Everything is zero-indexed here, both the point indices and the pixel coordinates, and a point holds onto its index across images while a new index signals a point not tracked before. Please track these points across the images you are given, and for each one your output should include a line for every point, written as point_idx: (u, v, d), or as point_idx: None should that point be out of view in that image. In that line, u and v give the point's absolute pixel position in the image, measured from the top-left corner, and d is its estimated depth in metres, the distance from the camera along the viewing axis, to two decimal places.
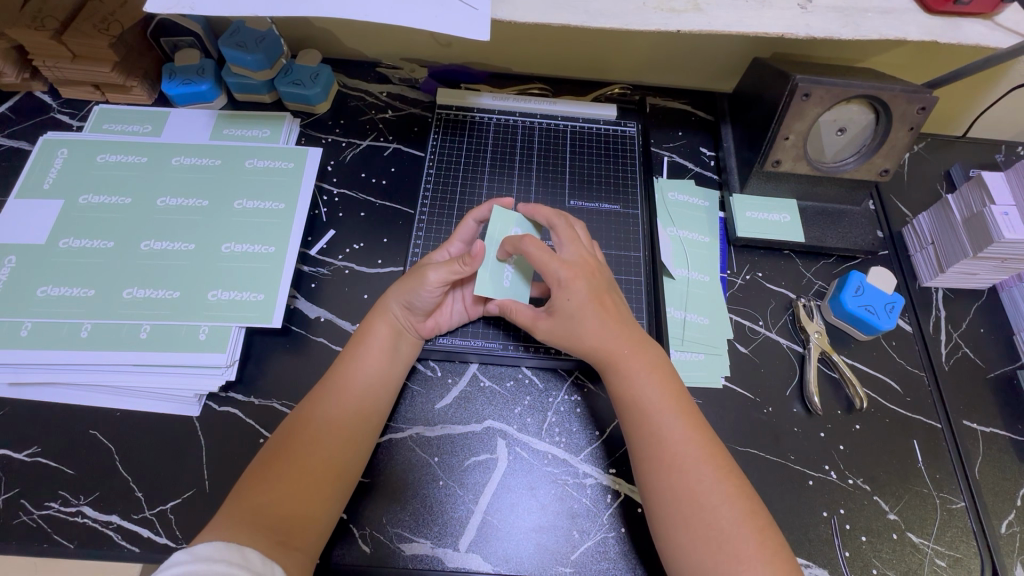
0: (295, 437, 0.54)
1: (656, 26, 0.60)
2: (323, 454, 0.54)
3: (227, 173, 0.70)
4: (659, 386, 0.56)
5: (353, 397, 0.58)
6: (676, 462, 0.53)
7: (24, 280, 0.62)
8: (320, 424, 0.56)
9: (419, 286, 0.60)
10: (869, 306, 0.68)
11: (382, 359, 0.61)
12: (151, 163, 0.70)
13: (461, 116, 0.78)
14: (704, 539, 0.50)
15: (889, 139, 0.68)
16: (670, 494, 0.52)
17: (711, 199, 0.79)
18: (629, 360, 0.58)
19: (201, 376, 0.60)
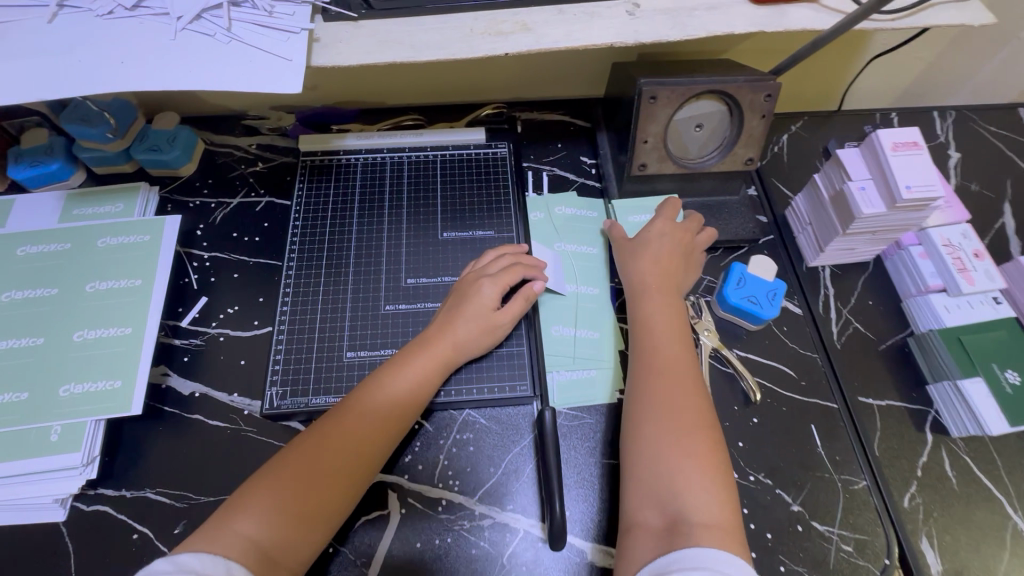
0: (320, 446, 0.52)
1: (484, 51, 0.59)
2: (340, 475, 0.52)
3: (78, 257, 0.67)
4: (670, 320, 0.62)
5: (382, 424, 0.55)
6: (675, 393, 0.56)
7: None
8: (352, 443, 0.53)
9: (480, 302, 0.62)
10: (752, 297, 0.69)
11: (415, 387, 0.58)
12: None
13: (326, 160, 0.76)
14: (661, 437, 0.53)
15: (745, 130, 0.68)
16: (644, 393, 0.57)
17: (598, 208, 0.77)
18: (654, 298, 0.64)
19: (58, 478, 0.57)
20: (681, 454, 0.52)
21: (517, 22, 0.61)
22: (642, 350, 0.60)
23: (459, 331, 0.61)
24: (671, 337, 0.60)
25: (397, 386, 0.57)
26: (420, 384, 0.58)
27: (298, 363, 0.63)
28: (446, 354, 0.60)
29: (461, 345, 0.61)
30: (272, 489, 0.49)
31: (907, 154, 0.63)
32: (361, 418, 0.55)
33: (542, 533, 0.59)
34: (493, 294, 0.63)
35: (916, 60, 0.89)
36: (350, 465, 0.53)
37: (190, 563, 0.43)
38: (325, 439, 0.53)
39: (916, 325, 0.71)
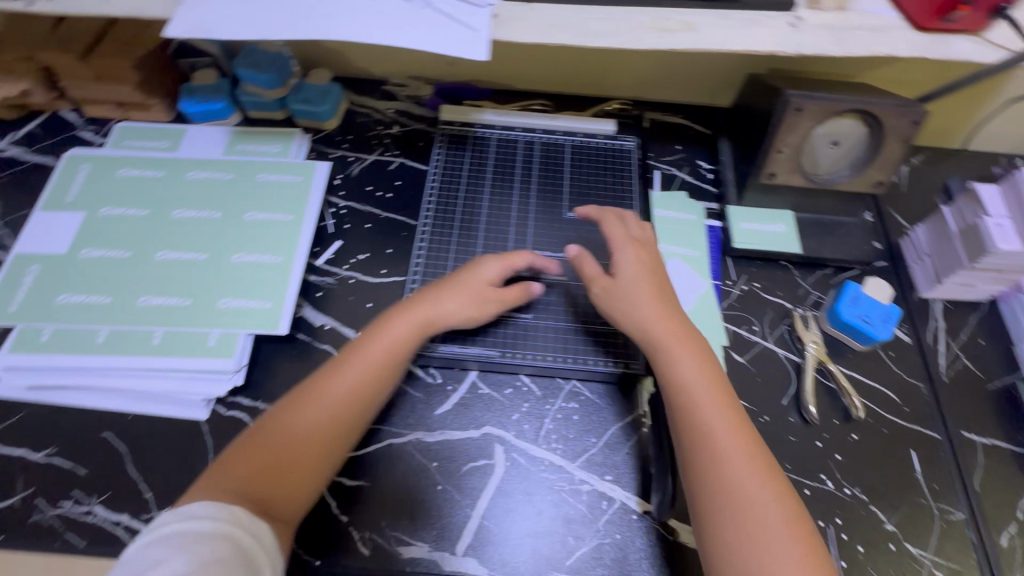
0: (297, 432, 0.55)
1: (650, 44, 0.62)
2: (280, 465, 0.54)
3: (239, 188, 0.74)
4: (701, 373, 0.58)
5: (304, 406, 0.56)
6: (712, 437, 0.54)
7: (46, 289, 0.66)
8: (293, 433, 0.55)
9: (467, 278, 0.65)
10: (865, 316, 0.69)
11: (380, 357, 0.60)
12: (167, 177, 0.74)
13: (464, 131, 0.81)
14: (727, 500, 0.51)
15: (882, 152, 0.69)
16: (707, 481, 0.53)
17: (699, 212, 0.80)
18: (681, 351, 0.59)
19: (212, 380, 0.63)
20: (774, 534, 0.50)
21: (683, 20, 0.63)
22: (687, 417, 0.56)
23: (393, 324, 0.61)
24: (713, 402, 0.56)
25: (326, 371, 0.58)
26: (370, 371, 0.59)
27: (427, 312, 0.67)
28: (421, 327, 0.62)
29: (433, 322, 0.62)
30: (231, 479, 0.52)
31: None
32: (285, 408, 0.57)
33: (637, 507, 0.61)
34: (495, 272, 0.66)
35: None
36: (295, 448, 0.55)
37: (190, 511, 0.49)
38: (296, 427, 0.55)
39: None
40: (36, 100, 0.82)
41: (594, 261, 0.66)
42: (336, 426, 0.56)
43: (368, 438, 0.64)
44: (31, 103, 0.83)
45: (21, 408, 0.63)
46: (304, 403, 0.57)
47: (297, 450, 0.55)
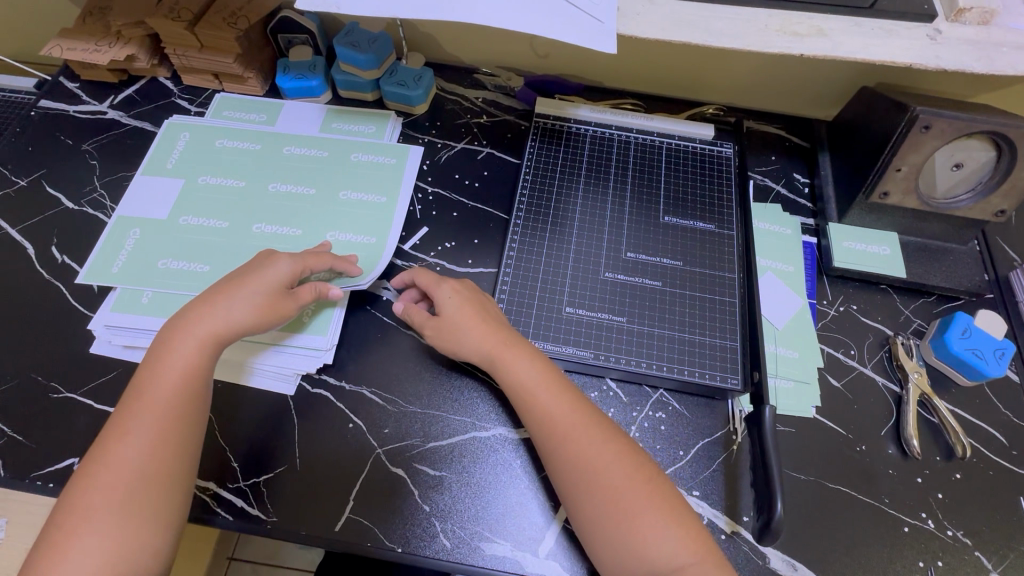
0: (125, 426, 0.52)
1: (778, 49, 0.60)
2: (164, 472, 0.51)
3: (332, 166, 0.74)
4: (540, 375, 0.58)
5: (120, 423, 0.52)
6: (570, 445, 0.55)
7: (148, 254, 0.67)
8: (125, 456, 0.51)
9: (261, 275, 0.59)
10: (977, 350, 0.65)
11: (181, 373, 0.55)
12: (263, 150, 0.75)
13: (558, 126, 0.79)
14: (611, 512, 0.52)
15: (1010, 178, 0.65)
16: (579, 492, 0.53)
17: (795, 226, 0.77)
18: (502, 352, 0.59)
19: (303, 354, 0.64)
20: (643, 510, 0.52)
21: (814, 26, 0.61)
22: (531, 422, 0.57)
23: (227, 313, 0.57)
24: (538, 391, 0.57)
25: (152, 379, 0.54)
26: (185, 372, 0.55)
27: (522, 309, 0.66)
28: (215, 334, 0.57)
29: (221, 329, 0.57)
30: (83, 486, 0.50)
31: None
32: (141, 400, 0.53)
33: (726, 527, 0.58)
34: (290, 271, 0.60)
35: None
36: (154, 455, 0.51)
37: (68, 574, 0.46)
38: (129, 420, 0.52)
39: None
40: (138, 66, 0.84)
41: (421, 310, 0.64)
42: (167, 438, 0.52)
43: (450, 428, 0.63)
44: (134, 69, 0.84)
45: (115, 367, 0.63)
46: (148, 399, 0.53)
47: (124, 449, 0.51)
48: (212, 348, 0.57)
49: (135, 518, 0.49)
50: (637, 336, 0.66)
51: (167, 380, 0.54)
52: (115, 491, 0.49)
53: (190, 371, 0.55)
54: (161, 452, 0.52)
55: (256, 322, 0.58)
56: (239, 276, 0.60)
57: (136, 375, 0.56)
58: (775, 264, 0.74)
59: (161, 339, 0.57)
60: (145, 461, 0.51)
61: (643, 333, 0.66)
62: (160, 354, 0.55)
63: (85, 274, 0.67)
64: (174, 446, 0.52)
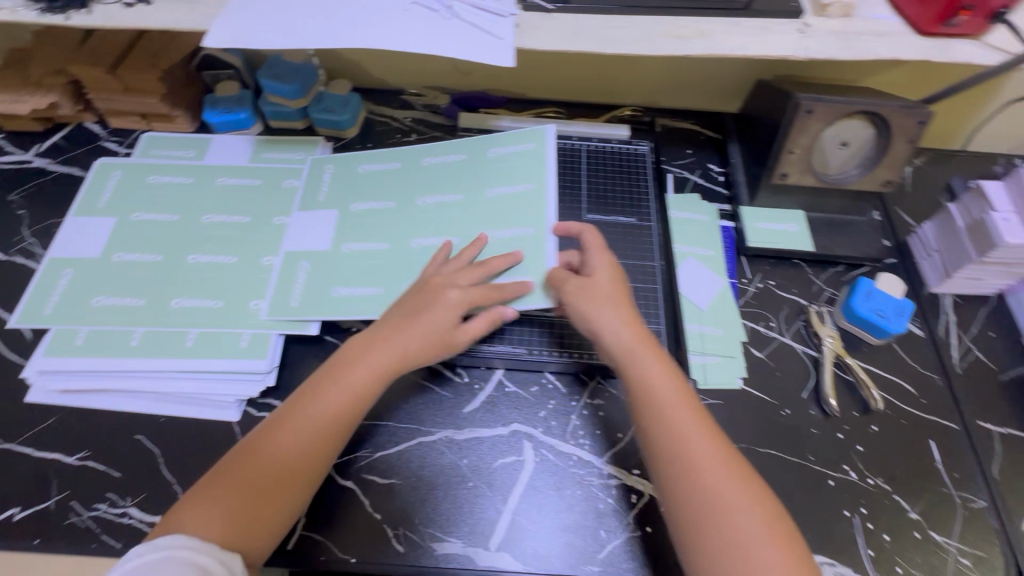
0: (276, 426, 0.56)
1: (665, 51, 0.65)
2: (293, 472, 0.54)
3: (474, 170, 0.74)
4: (662, 380, 0.57)
5: (269, 426, 0.56)
6: (694, 462, 0.52)
7: (104, 306, 0.66)
8: (265, 456, 0.54)
9: (432, 308, 0.60)
10: (880, 310, 0.71)
11: (360, 390, 0.58)
12: (406, 167, 0.76)
13: (482, 138, 0.84)
14: (708, 520, 0.50)
15: (889, 152, 0.72)
16: (698, 508, 0.51)
17: (712, 213, 0.82)
18: (636, 354, 0.59)
19: (243, 380, 0.63)
20: (755, 514, 0.50)
21: (697, 28, 0.66)
22: (663, 435, 0.55)
23: (429, 329, 0.60)
24: (671, 400, 0.56)
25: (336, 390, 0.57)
26: (362, 390, 0.58)
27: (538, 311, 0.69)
28: (396, 362, 0.59)
29: (410, 354, 0.60)
30: (221, 478, 0.53)
31: None
32: (298, 405, 0.57)
33: None
34: (460, 302, 0.61)
35: None
36: (291, 460, 0.54)
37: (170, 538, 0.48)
38: (275, 424, 0.56)
39: None
40: (62, 113, 0.84)
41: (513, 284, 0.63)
42: (311, 450, 0.55)
43: (396, 437, 0.65)
44: (58, 116, 0.85)
45: (53, 412, 0.63)
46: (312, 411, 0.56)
47: (266, 448, 0.54)
48: (391, 374, 0.59)
49: (259, 508, 0.52)
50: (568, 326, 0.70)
51: (340, 395, 0.57)
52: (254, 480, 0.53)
53: (365, 386, 0.58)
54: (309, 458, 0.55)
55: (427, 361, 0.61)
56: (427, 295, 0.62)
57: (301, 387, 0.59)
58: (695, 249, 0.78)
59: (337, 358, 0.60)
60: (320, 457, 0.55)
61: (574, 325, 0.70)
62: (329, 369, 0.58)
63: (267, 312, 0.66)
64: (299, 457, 0.54)
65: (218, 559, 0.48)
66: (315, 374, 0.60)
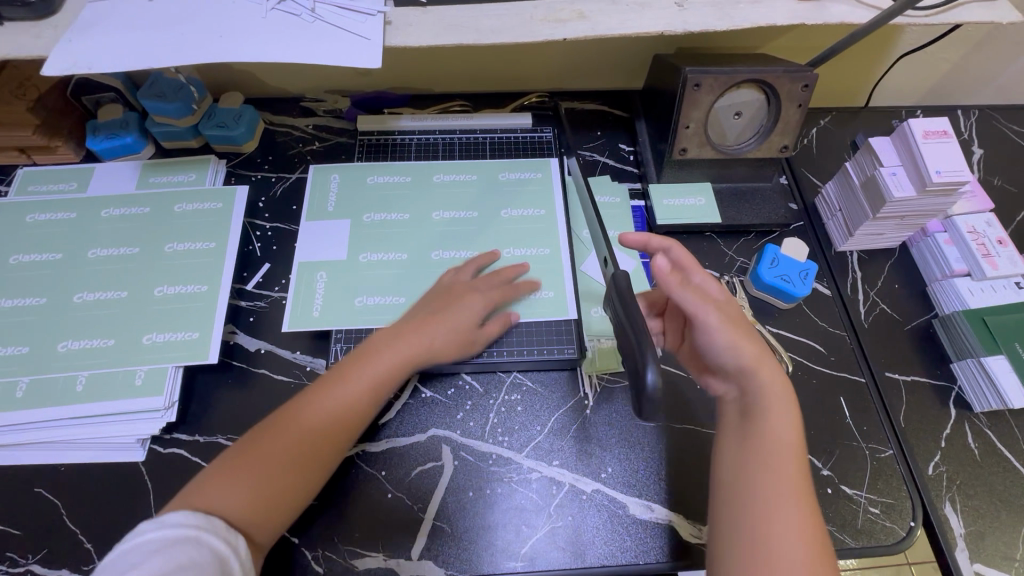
0: (287, 415, 0.56)
1: (543, 37, 0.63)
2: (294, 458, 0.54)
3: (490, 187, 0.79)
4: (782, 392, 0.56)
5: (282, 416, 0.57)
6: (774, 469, 0.52)
7: None
8: (274, 443, 0.55)
9: (456, 305, 0.65)
10: (785, 276, 0.73)
11: (377, 376, 0.60)
12: (415, 182, 0.80)
13: (383, 139, 0.83)
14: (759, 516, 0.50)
15: (781, 117, 0.72)
16: (753, 508, 0.50)
17: (623, 193, 0.82)
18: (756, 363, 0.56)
19: (141, 420, 0.61)
20: (806, 523, 0.49)
21: (574, 10, 0.65)
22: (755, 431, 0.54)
23: (450, 322, 0.64)
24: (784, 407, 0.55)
25: (349, 376, 0.59)
26: (374, 382, 0.60)
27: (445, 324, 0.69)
28: (418, 354, 0.62)
29: (435, 350, 0.63)
30: (233, 465, 0.53)
31: (938, 142, 0.66)
32: (310, 394, 0.58)
33: (586, 487, 0.62)
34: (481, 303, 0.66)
35: (942, 60, 0.92)
36: (296, 447, 0.55)
37: (173, 518, 0.47)
38: (289, 412, 0.57)
39: (940, 308, 0.74)
40: None
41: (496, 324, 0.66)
42: (320, 440, 0.56)
43: None
44: None
45: None
46: (322, 400, 0.58)
47: (275, 434, 0.55)
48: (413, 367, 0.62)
49: (265, 495, 0.52)
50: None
51: (366, 382, 0.59)
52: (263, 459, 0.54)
53: (393, 374, 0.61)
54: (321, 444, 0.56)
55: (455, 357, 0.64)
56: (454, 295, 0.66)
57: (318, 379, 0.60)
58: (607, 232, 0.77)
59: (368, 346, 0.63)
60: (329, 437, 0.56)
61: None
62: (366, 357, 0.61)
63: (290, 323, 0.69)
64: (309, 445, 0.55)
65: (219, 536, 0.48)
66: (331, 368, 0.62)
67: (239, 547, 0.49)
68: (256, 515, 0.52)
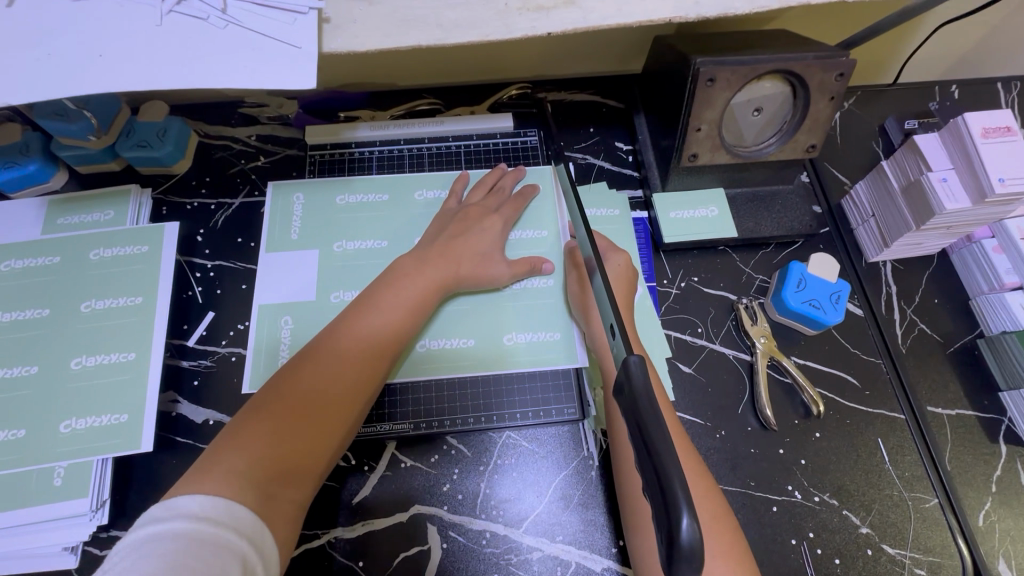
0: (315, 362, 0.50)
1: (523, 31, 0.50)
2: (329, 416, 0.49)
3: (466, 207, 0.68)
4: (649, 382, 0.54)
5: (313, 359, 0.51)
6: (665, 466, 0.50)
7: None
8: (308, 396, 0.49)
9: (477, 226, 0.63)
10: (814, 301, 0.63)
11: (408, 313, 0.56)
12: (395, 201, 0.68)
13: (338, 154, 0.71)
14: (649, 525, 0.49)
15: (810, 113, 0.61)
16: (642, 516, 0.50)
17: (623, 204, 0.70)
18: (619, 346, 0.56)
19: (65, 524, 0.52)
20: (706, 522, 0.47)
21: None
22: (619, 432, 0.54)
23: (471, 243, 0.62)
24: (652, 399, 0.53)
25: (382, 311, 0.55)
26: (410, 307, 0.56)
27: (422, 378, 0.60)
28: (449, 272, 0.59)
29: (463, 260, 0.61)
30: (255, 423, 0.46)
31: (1000, 142, 0.57)
32: (339, 342, 0.52)
33: (595, 565, 0.54)
34: (501, 225, 0.64)
35: (983, 28, 0.79)
36: (325, 413, 0.49)
37: (190, 506, 0.39)
38: (320, 357, 0.51)
39: (986, 326, 0.65)
40: None
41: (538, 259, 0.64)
42: (357, 392, 0.51)
43: None
44: None
45: None
46: (352, 344, 0.53)
47: (307, 385, 0.49)
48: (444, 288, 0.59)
49: (295, 457, 0.46)
50: (455, 378, 0.61)
51: (393, 312, 0.55)
52: (294, 415, 0.47)
53: (418, 307, 0.57)
54: (355, 399, 0.51)
55: (483, 279, 0.62)
56: (469, 219, 0.64)
57: (338, 323, 0.54)
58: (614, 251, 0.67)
59: (384, 276, 0.58)
60: (365, 389, 0.52)
61: (464, 380, 0.61)
62: (389, 284, 0.57)
63: (249, 384, 0.58)
64: (345, 398, 0.50)
65: (220, 522, 0.39)
66: (347, 311, 0.56)
67: (263, 546, 0.40)
68: (278, 504, 0.43)
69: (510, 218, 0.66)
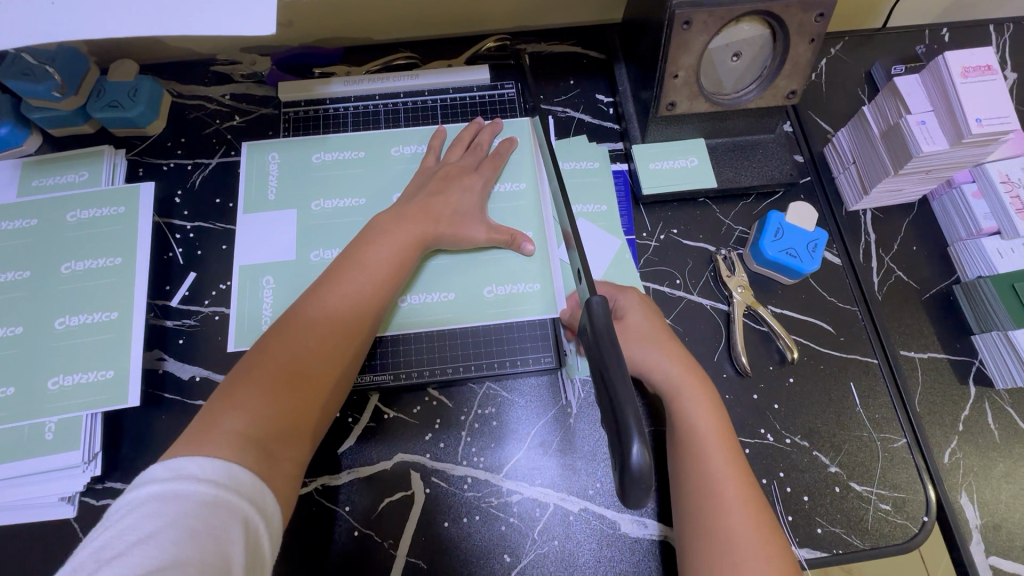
0: (303, 325, 0.50)
1: None
2: (322, 375, 0.49)
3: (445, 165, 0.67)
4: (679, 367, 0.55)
5: (300, 322, 0.51)
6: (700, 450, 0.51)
7: None
8: (299, 358, 0.49)
9: (456, 184, 0.63)
10: (791, 250, 0.63)
11: (392, 271, 0.56)
12: (371, 157, 0.68)
13: (313, 111, 0.70)
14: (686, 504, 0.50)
15: (790, 56, 0.60)
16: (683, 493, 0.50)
17: (602, 157, 0.70)
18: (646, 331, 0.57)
19: (60, 475, 0.54)
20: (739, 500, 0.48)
21: None
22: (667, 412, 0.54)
23: (451, 200, 0.61)
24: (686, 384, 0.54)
25: (366, 271, 0.55)
26: (393, 265, 0.56)
27: (403, 332, 0.61)
28: (428, 230, 0.59)
29: (441, 218, 0.60)
30: (250, 388, 0.46)
31: (979, 81, 0.56)
32: (325, 303, 0.52)
33: (572, 506, 0.57)
34: (481, 183, 0.64)
35: None
36: (316, 373, 0.49)
37: (188, 467, 0.39)
38: (308, 319, 0.51)
39: (963, 272, 0.66)
40: None
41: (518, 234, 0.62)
42: (347, 350, 0.52)
43: None
44: None
45: None
46: (339, 304, 0.53)
47: (296, 346, 0.49)
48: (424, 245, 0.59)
49: (292, 416, 0.47)
50: (435, 332, 0.62)
51: (373, 271, 0.55)
52: (288, 378, 0.48)
53: (399, 266, 0.57)
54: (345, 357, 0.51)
55: (460, 239, 0.61)
56: (449, 175, 0.63)
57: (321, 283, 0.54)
58: (587, 204, 0.67)
59: (362, 236, 0.58)
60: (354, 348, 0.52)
61: (444, 333, 0.62)
62: (368, 241, 0.57)
63: (233, 342, 0.59)
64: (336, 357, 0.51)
65: (218, 482, 0.39)
66: (329, 271, 0.55)
67: (264, 503, 0.41)
68: (279, 462, 0.45)
69: (491, 176, 0.65)
